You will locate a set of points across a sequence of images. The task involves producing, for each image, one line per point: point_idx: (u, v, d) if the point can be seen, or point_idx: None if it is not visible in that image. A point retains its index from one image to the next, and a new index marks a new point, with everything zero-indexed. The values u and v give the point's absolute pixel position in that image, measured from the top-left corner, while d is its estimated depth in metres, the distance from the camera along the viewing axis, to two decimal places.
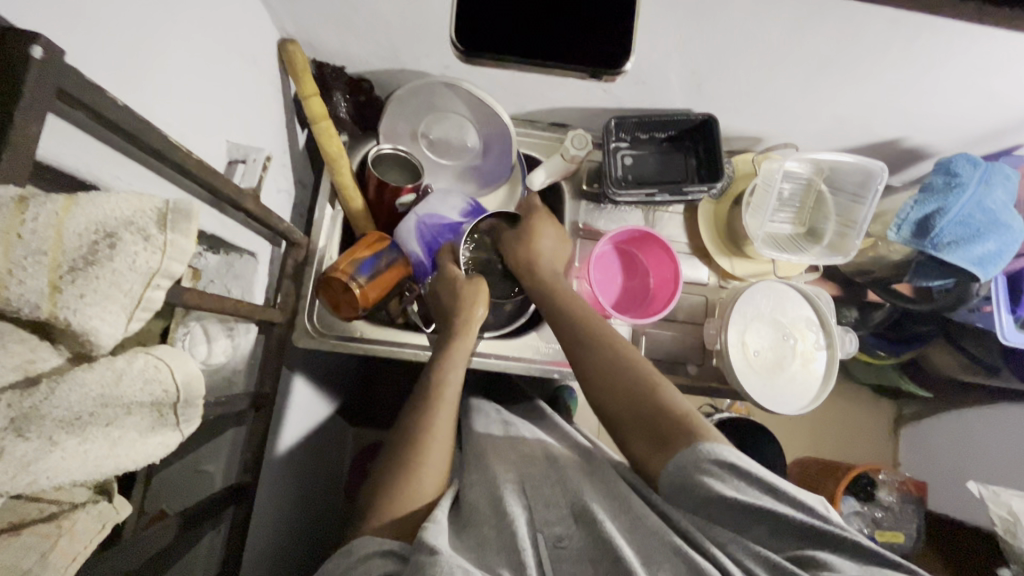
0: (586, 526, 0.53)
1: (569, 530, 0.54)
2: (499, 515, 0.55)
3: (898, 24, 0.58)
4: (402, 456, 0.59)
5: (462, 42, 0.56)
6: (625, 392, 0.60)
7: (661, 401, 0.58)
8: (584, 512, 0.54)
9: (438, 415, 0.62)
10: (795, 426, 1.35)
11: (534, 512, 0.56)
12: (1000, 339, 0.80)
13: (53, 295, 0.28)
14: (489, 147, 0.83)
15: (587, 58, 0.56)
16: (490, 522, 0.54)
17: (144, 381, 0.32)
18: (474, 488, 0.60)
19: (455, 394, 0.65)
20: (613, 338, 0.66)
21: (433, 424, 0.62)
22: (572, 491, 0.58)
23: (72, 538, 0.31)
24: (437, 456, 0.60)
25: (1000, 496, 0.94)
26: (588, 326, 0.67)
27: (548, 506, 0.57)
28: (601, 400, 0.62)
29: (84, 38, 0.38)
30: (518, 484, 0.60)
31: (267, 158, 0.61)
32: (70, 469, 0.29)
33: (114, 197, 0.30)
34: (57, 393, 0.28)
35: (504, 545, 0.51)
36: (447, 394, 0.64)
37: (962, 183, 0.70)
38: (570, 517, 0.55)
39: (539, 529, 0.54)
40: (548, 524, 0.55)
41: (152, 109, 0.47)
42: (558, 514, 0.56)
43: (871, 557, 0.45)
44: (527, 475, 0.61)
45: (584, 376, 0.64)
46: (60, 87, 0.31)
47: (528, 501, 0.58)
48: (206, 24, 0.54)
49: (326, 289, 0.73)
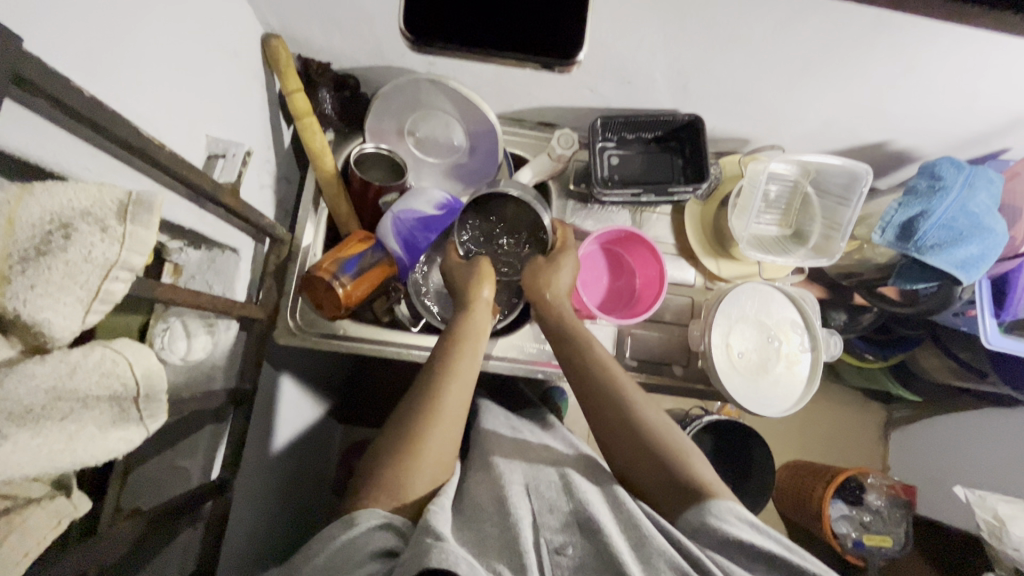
0: (589, 534, 0.52)
1: (573, 538, 0.53)
2: (502, 513, 0.54)
3: (880, 24, 0.58)
4: (410, 426, 0.58)
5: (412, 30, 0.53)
6: (642, 437, 0.60)
7: (675, 451, 0.59)
8: (588, 521, 0.53)
9: (450, 385, 0.61)
10: (784, 429, 1.35)
11: (539, 515, 0.55)
12: (984, 343, 0.80)
13: (1, 285, 0.27)
14: (476, 146, 0.83)
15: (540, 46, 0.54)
16: (492, 520, 0.54)
17: (100, 374, 0.32)
18: (478, 487, 0.59)
19: (468, 366, 0.63)
20: (621, 378, 0.65)
21: (446, 390, 0.60)
22: (576, 496, 0.57)
23: (24, 534, 0.31)
24: (446, 426, 0.59)
25: (986, 500, 0.94)
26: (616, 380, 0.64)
27: (551, 511, 0.56)
28: (623, 454, 0.61)
29: (52, 26, 0.37)
30: (525, 486, 0.59)
31: (248, 152, 0.60)
32: (19, 464, 0.28)
33: (70, 187, 0.30)
34: (6, 383, 0.28)
35: (506, 547, 0.51)
36: (461, 366, 0.63)
37: (944, 187, 0.71)
38: (574, 526, 0.54)
39: (541, 533, 0.54)
40: (552, 530, 0.54)
41: (122, 100, 0.46)
42: (562, 519, 0.55)
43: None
44: (534, 479, 0.60)
45: (607, 429, 0.62)
46: (16, 74, 0.30)
47: (534, 504, 0.57)
48: (186, 19, 0.53)
49: (308, 288, 0.73)
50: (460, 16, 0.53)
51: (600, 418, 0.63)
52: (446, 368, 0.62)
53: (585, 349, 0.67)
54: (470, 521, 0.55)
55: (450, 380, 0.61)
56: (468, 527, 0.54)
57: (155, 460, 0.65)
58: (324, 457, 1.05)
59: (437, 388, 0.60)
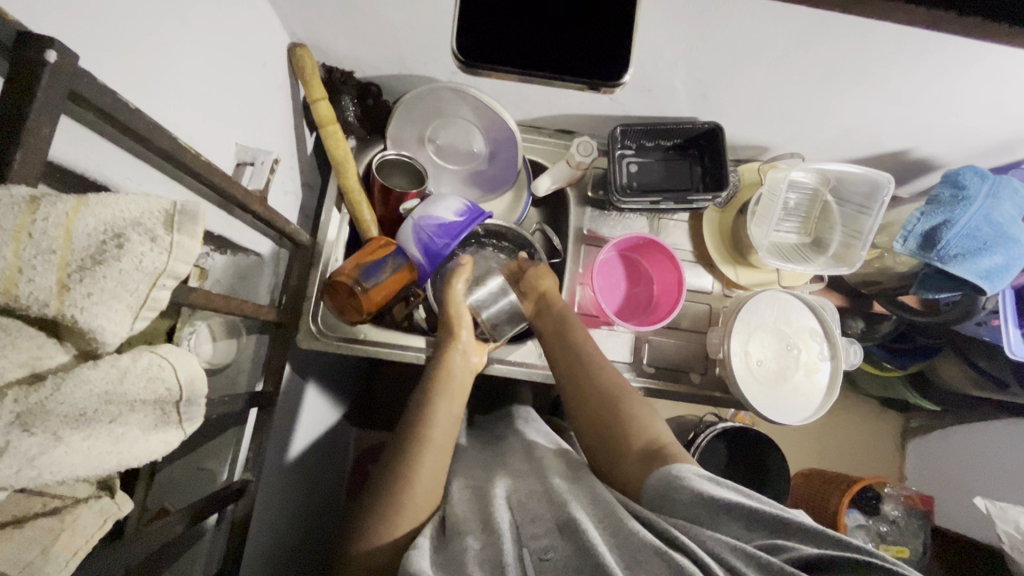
0: (569, 535, 0.51)
1: (555, 542, 0.51)
2: (487, 528, 0.52)
3: (904, 35, 0.58)
4: (390, 496, 0.57)
5: (462, 52, 0.52)
6: (619, 421, 0.64)
7: (642, 431, 0.63)
8: (569, 522, 0.52)
9: (422, 463, 0.59)
10: (800, 438, 1.34)
11: (521, 526, 0.54)
12: (1007, 353, 0.79)
13: (61, 294, 0.28)
14: (496, 154, 0.84)
15: (584, 66, 0.52)
16: (475, 533, 0.52)
17: (148, 379, 0.33)
18: (463, 499, 0.59)
19: (443, 434, 0.63)
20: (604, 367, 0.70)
21: (420, 457, 0.60)
22: (556, 502, 0.55)
23: (74, 532, 0.32)
24: (422, 497, 0.58)
25: (1008, 513, 0.92)
26: (596, 368, 0.70)
27: (533, 521, 0.54)
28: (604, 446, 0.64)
29: (98, 40, 0.38)
30: (507, 499, 0.58)
31: (276, 159, 0.61)
32: (72, 465, 0.29)
33: (122, 198, 0.31)
34: (63, 388, 0.29)
35: (490, 551, 0.50)
36: (435, 435, 0.62)
37: (967, 197, 0.70)
38: (556, 530, 0.52)
39: (523, 543, 0.52)
40: (535, 537, 0.52)
41: (163, 112, 0.47)
42: (545, 526, 0.53)
43: (826, 539, 0.47)
44: (516, 490, 0.59)
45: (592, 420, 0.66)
46: (72, 89, 0.31)
47: (515, 517, 0.55)
48: (219, 31, 0.55)
49: (331, 294, 0.74)
50: (511, 34, 0.52)
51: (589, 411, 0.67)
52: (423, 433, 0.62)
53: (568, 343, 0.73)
54: None
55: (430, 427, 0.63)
56: None
57: (180, 462, 0.66)
58: (342, 460, 1.06)
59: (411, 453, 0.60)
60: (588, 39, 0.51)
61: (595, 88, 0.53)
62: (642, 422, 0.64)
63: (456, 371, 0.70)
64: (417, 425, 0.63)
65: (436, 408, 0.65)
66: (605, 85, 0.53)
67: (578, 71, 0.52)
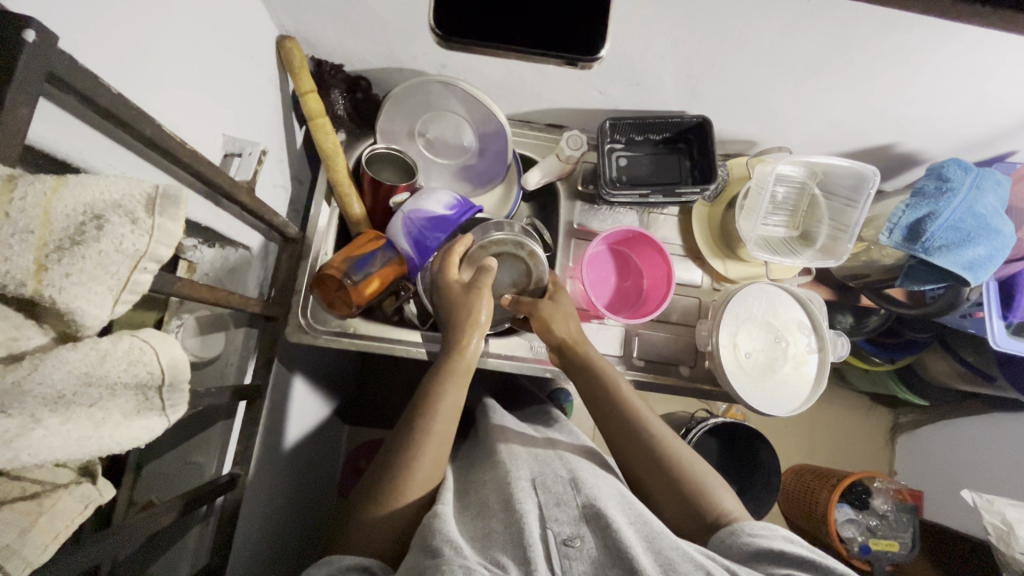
0: (596, 529, 0.52)
1: (580, 530, 0.52)
2: (508, 509, 0.54)
3: (889, 25, 0.58)
4: (382, 492, 0.56)
5: (441, 26, 0.52)
6: (653, 461, 0.63)
7: (668, 451, 0.63)
8: (596, 514, 0.53)
9: (410, 485, 0.57)
10: (790, 433, 1.34)
11: (545, 508, 0.55)
12: (993, 345, 0.80)
13: (39, 273, 0.28)
14: (486, 148, 0.84)
15: (561, 43, 0.52)
16: (498, 515, 0.54)
17: (128, 362, 0.33)
18: (486, 485, 0.60)
19: (444, 424, 0.61)
20: (636, 403, 0.67)
21: (407, 484, 0.57)
22: (583, 491, 0.56)
23: (53, 517, 0.32)
24: (419, 485, 0.58)
25: (994, 504, 0.93)
26: (627, 411, 0.66)
27: (559, 505, 0.55)
28: (643, 479, 0.64)
29: (80, 25, 0.38)
30: (532, 481, 0.59)
31: (263, 150, 0.62)
32: (53, 447, 0.29)
33: (103, 179, 0.31)
34: (41, 368, 0.29)
35: (510, 539, 0.51)
36: (422, 465, 0.59)
37: (952, 188, 0.71)
38: (580, 519, 0.53)
39: (548, 525, 0.53)
40: (558, 522, 0.53)
41: (148, 100, 0.47)
42: (570, 513, 0.54)
43: None
44: (540, 474, 0.60)
45: (626, 459, 0.66)
46: (52, 71, 0.31)
47: (540, 498, 0.56)
48: (207, 22, 0.55)
49: (321, 286, 0.75)
50: (488, 10, 0.52)
51: (625, 450, 0.66)
52: (413, 462, 0.58)
53: (602, 385, 0.69)
54: (476, 517, 0.55)
55: (423, 448, 0.59)
56: (488, 518, 0.54)
57: (169, 455, 0.66)
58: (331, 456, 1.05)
59: (400, 476, 0.57)
60: (562, 18, 0.52)
61: (573, 64, 0.54)
62: (682, 462, 0.62)
63: (467, 363, 0.67)
64: (418, 417, 0.61)
65: (425, 439, 0.60)
66: (582, 59, 0.53)
67: (557, 47, 0.52)
